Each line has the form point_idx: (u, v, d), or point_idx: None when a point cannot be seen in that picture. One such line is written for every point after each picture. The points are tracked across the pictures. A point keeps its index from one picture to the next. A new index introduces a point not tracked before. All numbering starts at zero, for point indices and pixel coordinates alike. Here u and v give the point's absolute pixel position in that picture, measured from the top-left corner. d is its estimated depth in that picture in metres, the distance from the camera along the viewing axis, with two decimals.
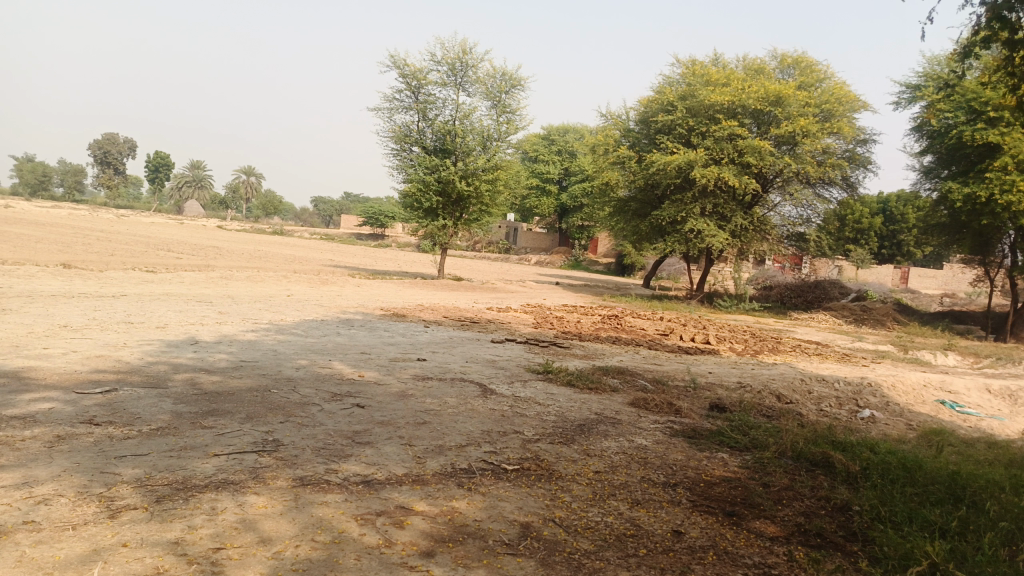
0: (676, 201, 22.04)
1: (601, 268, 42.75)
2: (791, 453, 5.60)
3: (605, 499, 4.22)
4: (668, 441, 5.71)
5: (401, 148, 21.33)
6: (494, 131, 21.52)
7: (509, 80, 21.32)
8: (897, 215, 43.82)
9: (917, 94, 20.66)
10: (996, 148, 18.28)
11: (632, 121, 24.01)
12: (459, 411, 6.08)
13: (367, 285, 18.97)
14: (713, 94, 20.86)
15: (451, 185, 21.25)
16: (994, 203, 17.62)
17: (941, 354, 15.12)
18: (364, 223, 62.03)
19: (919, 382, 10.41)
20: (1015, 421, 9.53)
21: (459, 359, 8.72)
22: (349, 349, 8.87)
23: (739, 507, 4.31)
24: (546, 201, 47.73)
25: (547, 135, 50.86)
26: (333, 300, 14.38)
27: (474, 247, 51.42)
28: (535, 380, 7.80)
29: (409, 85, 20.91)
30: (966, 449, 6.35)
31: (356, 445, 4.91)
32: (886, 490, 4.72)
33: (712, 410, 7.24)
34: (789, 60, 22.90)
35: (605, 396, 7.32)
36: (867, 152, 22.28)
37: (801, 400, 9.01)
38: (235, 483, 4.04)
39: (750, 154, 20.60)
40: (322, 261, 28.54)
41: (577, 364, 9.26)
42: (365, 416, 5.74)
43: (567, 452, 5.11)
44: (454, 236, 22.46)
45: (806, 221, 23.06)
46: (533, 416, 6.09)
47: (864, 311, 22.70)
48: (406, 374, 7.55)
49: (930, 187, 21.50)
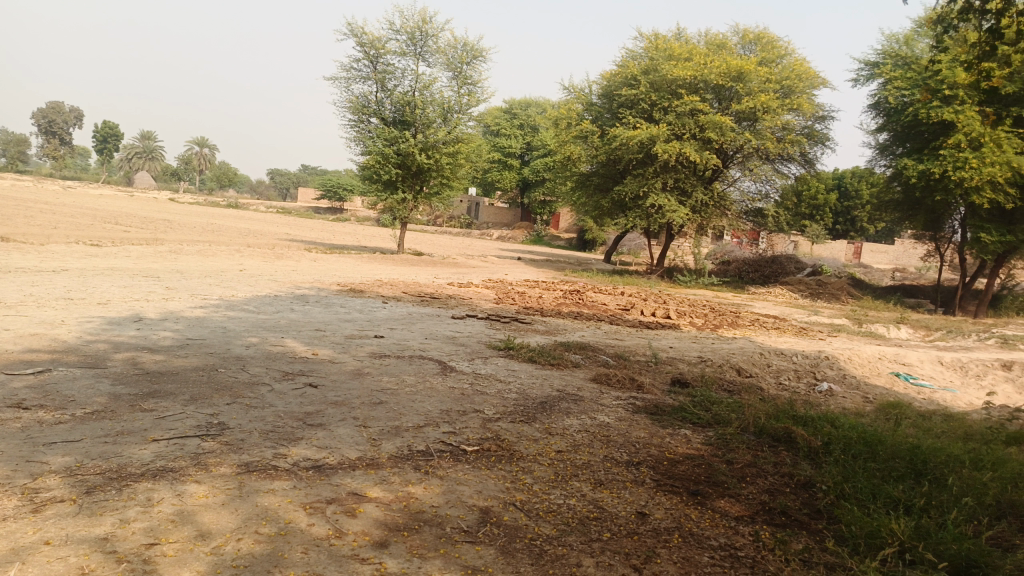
0: (639, 176, 21.98)
1: (563, 244, 42.72)
2: (753, 429, 5.54)
3: (567, 480, 4.07)
4: (630, 418, 5.60)
5: (359, 119, 20.76)
6: (455, 103, 21.09)
7: (470, 51, 20.86)
8: (851, 191, 44.67)
9: (875, 71, 20.84)
10: (949, 126, 18.60)
11: (594, 95, 23.78)
12: (417, 389, 5.88)
13: (324, 259, 18.53)
14: (675, 69, 20.74)
15: (411, 157, 20.81)
16: (948, 179, 17.93)
17: (894, 327, 15.42)
18: (322, 196, 60.81)
19: (874, 355, 10.55)
20: (967, 393, 9.73)
21: (418, 336, 8.49)
22: (303, 326, 8.57)
23: (704, 485, 4.21)
24: (508, 175, 47.35)
25: (509, 109, 50.32)
26: (288, 275, 13.96)
27: (435, 221, 50.88)
28: (495, 357, 7.63)
29: (367, 54, 20.30)
30: (924, 422, 6.39)
31: (307, 428, 4.68)
32: (849, 465, 4.68)
33: (674, 385, 7.18)
34: (751, 35, 22.86)
35: (567, 372, 7.20)
36: (825, 128, 22.47)
37: (761, 373, 9.04)
38: (174, 470, 3.78)
39: (712, 130, 20.59)
40: (278, 235, 27.83)
41: (538, 340, 9.12)
42: (317, 396, 5.50)
43: (528, 432, 4.95)
44: (414, 210, 22.05)
45: (765, 196, 23.23)
46: (494, 394, 5.92)
47: (820, 285, 23.09)
48: (362, 351, 7.31)
49: (885, 163, 21.82)
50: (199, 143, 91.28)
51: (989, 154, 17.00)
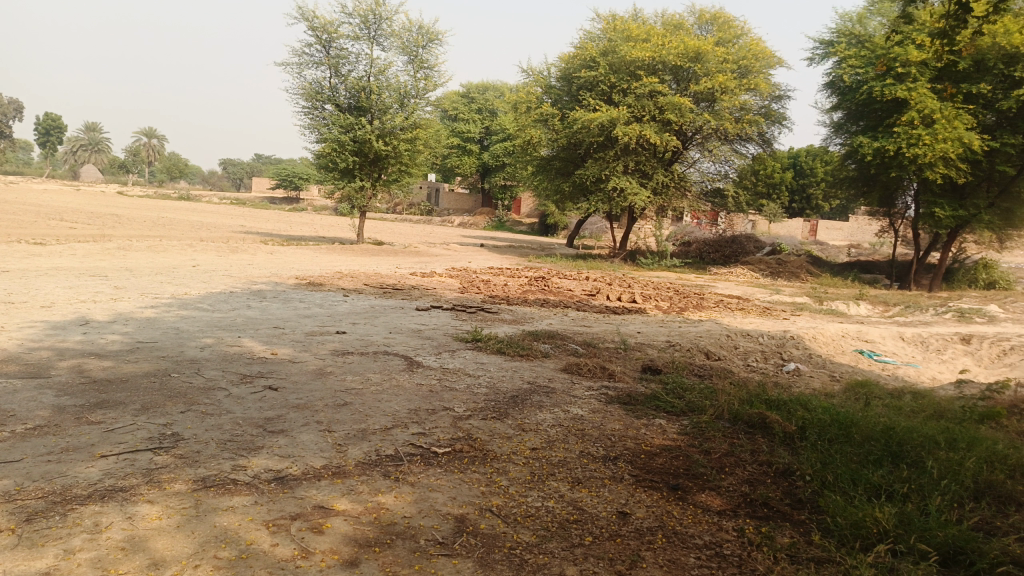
0: (599, 159, 21.88)
1: (525, 229, 42.55)
2: (728, 416, 5.45)
3: (544, 480, 3.92)
4: (604, 409, 5.47)
5: (312, 106, 20.20)
6: (412, 87, 20.66)
7: (425, 34, 20.43)
8: (806, 170, 45.37)
9: (830, 50, 21.03)
10: (902, 103, 18.88)
11: (553, 77, 23.57)
12: (383, 388, 5.66)
13: (281, 252, 18.03)
14: (633, 50, 20.64)
15: (368, 144, 20.34)
16: (902, 156, 18.21)
17: (853, 304, 15.66)
18: (277, 186, 59.52)
19: (837, 333, 10.66)
20: (928, 368, 9.88)
21: (382, 330, 8.25)
22: (261, 324, 8.24)
23: (683, 478, 4.10)
24: (467, 160, 46.91)
25: (466, 93, 49.77)
26: (244, 269, 13.51)
27: (395, 209, 50.19)
28: (463, 349, 7.44)
29: (319, 38, 19.73)
30: (893, 401, 6.41)
31: (268, 435, 4.44)
32: (827, 450, 4.63)
33: (645, 372, 7.08)
34: (707, 15, 22.85)
35: (537, 363, 7.05)
36: (782, 108, 22.63)
37: (728, 356, 9.05)
38: (124, 490, 3.52)
39: (671, 111, 20.58)
40: (233, 227, 27.08)
41: (506, 330, 8.96)
42: (278, 399, 5.24)
43: (501, 429, 4.78)
44: (373, 198, 21.61)
45: (724, 177, 23.38)
46: (463, 390, 5.73)
47: (780, 264, 23.38)
48: (324, 349, 7.04)
49: (839, 142, 22.12)
50: (147, 134, 88.45)
51: (941, 129, 17.24)
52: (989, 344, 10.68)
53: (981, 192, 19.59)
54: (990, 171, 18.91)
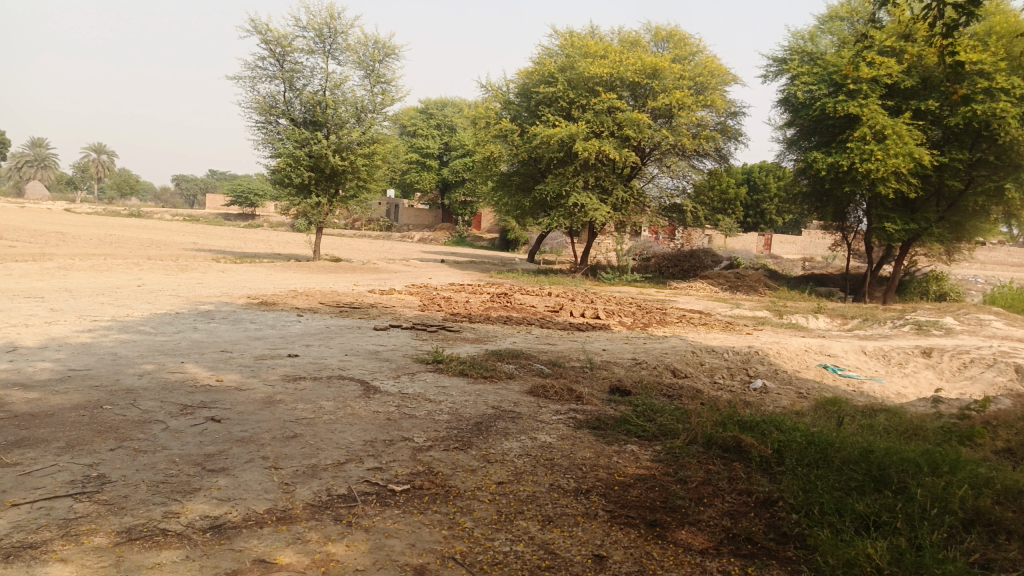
0: (560, 175, 21.77)
1: (486, 245, 42.31)
2: (702, 440, 5.20)
3: (512, 520, 3.59)
4: (573, 435, 5.17)
5: (266, 120, 19.65)
6: (369, 102, 20.28)
7: (382, 48, 20.13)
8: (760, 185, 46.34)
9: (783, 67, 21.29)
10: (854, 119, 19.21)
11: (512, 93, 23.47)
12: (336, 418, 5.27)
13: (233, 270, 17.38)
14: (591, 66, 20.68)
15: (324, 160, 19.88)
16: (855, 171, 18.48)
17: (813, 317, 15.76)
18: (232, 203, 58.23)
19: (801, 348, 10.62)
20: (892, 382, 9.85)
21: (337, 353, 7.83)
22: (207, 347, 7.74)
23: (660, 513, 3.83)
24: (427, 176, 46.58)
25: (424, 109, 49.53)
26: (192, 289, 12.90)
27: (353, 224, 49.46)
28: (423, 372, 7.06)
29: (272, 52, 19.26)
30: (866, 420, 6.27)
31: (206, 475, 4.03)
32: (807, 476, 4.41)
33: (614, 393, 6.81)
34: (663, 33, 23.01)
35: (501, 385, 6.73)
36: (737, 124, 22.86)
37: (695, 373, 8.87)
38: (34, 547, 3.08)
39: (629, 127, 20.62)
40: (183, 245, 26.25)
41: (468, 350, 8.62)
42: (221, 433, 4.81)
43: (464, 461, 4.45)
44: (330, 215, 21.08)
45: (682, 192, 23.53)
46: (424, 418, 5.37)
47: (738, 278, 23.53)
48: (274, 374, 6.59)
49: (793, 157, 22.45)
50: (97, 150, 86.03)
51: (892, 145, 17.56)
52: (949, 357, 10.74)
53: (930, 207, 20.03)
54: (939, 186, 19.34)
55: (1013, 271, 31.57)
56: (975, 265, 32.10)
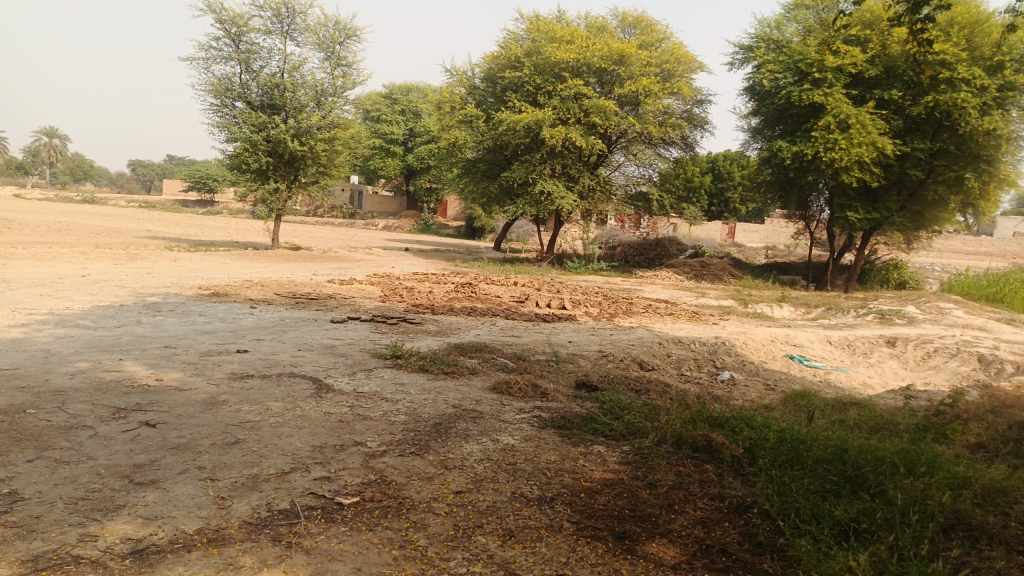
0: (526, 162, 21.46)
1: (451, 233, 41.85)
2: (671, 439, 4.97)
3: (469, 535, 3.29)
4: (538, 436, 4.89)
5: (221, 103, 18.90)
6: (329, 85, 19.69)
7: (343, 29, 19.50)
8: (724, 174, 46.71)
9: (749, 55, 21.23)
10: (818, 108, 19.23)
11: (477, 78, 23.00)
12: (284, 420, 4.91)
13: (186, 259, 16.71)
14: (558, 51, 20.35)
15: (283, 145, 19.23)
16: (819, 160, 18.53)
17: (777, 306, 15.78)
18: (189, 189, 56.66)
19: (767, 338, 10.52)
20: (857, 373, 9.79)
21: (290, 348, 7.43)
22: (149, 343, 7.27)
23: (629, 523, 3.57)
24: (391, 162, 45.82)
25: (388, 94, 48.63)
26: (140, 279, 12.29)
27: (316, 211, 48.47)
28: (381, 368, 6.71)
29: (228, 32, 18.52)
30: (837, 414, 6.12)
31: (133, 490, 3.66)
32: (781, 478, 4.20)
33: (580, 389, 6.57)
34: (630, 19, 22.76)
35: (463, 382, 6.42)
36: (703, 112, 22.74)
37: (662, 365, 8.69)
38: None
39: (595, 114, 20.38)
40: (137, 232, 25.32)
41: (430, 343, 8.30)
42: (155, 440, 4.42)
43: (420, 467, 4.14)
44: (289, 201, 20.43)
45: (648, 180, 23.41)
46: (378, 419, 5.04)
47: (703, 267, 23.53)
48: (220, 372, 6.18)
49: (757, 146, 22.47)
50: (48, 134, 82.90)
51: (856, 134, 17.61)
52: (913, 346, 10.75)
53: (892, 196, 20.23)
54: (900, 176, 19.51)
55: (968, 259, 32.25)
56: (932, 254, 32.74)
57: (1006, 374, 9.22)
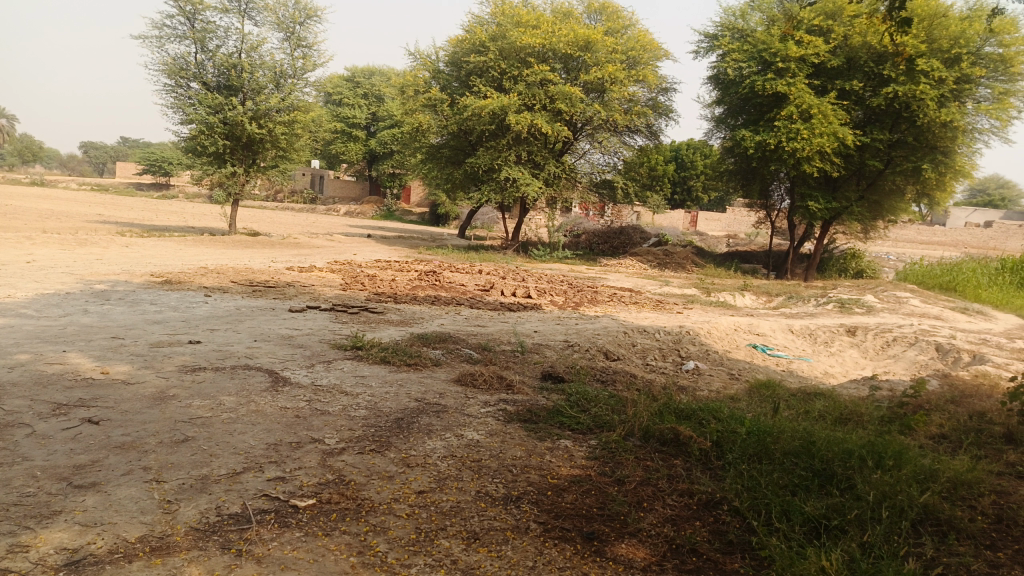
0: (491, 148, 21.21)
1: (415, 219, 41.39)
2: (639, 433, 4.88)
3: (432, 539, 3.15)
4: (503, 431, 4.75)
5: (175, 83, 18.22)
6: (289, 67, 19.16)
7: (303, 9, 18.96)
8: (687, 163, 47.08)
9: (714, 44, 21.28)
10: (781, 98, 19.38)
11: (441, 62, 22.61)
12: (237, 416, 4.69)
13: (138, 244, 16.12)
14: (523, 36, 20.11)
15: (240, 127, 18.66)
16: (782, 149, 18.69)
17: (739, 294, 15.90)
18: (143, 172, 54.93)
19: (730, 327, 10.55)
20: (819, 362, 9.88)
21: (246, 338, 7.15)
22: (95, 333, 6.92)
23: (598, 522, 3.46)
24: (353, 147, 45.02)
25: (351, 77, 47.76)
26: (89, 266, 11.78)
27: (276, 196, 47.46)
28: (340, 360, 6.49)
29: (182, 9, 17.83)
30: (802, 405, 6.12)
31: (71, 494, 3.42)
32: (750, 472, 4.14)
33: (546, 380, 6.45)
34: (595, 5, 22.58)
35: (426, 374, 6.24)
36: (668, 100, 22.76)
37: (627, 355, 8.63)
38: None
39: (561, 101, 20.23)
40: (87, 216, 24.38)
41: (392, 333, 8.10)
42: (97, 438, 4.16)
43: (380, 466, 3.97)
44: (247, 185, 19.87)
45: (613, 168, 23.39)
46: (337, 415, 4.85)
47: (666, 255, 23.65)
48: (170, 365, 5.89)
49: (721, 135, 22.59)
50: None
51: (818, 124, 17.79)
52: (872, 335, 10.91)
53: (851, 186, 20.55)
54: (860, 166, 19.80)
55: (922, 249, 33.08)
56: (888, 243, 33.48)
57: (962, 363, 9.40)
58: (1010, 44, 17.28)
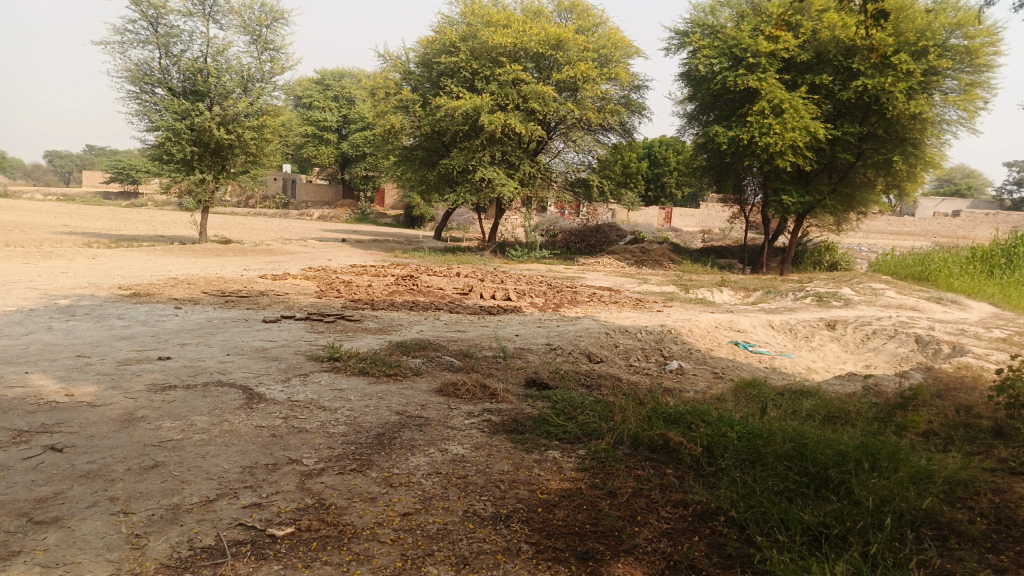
0: (465, 149, 21.07)
1: (389, 222, 41.02)
2: (628, 440, 4.76)
3: (420, 567, 2.99)
4: (489, 443, 4.59)
5: (139, 89, 17.76)
6: (256, 71, 18.80)
7: (269, 12, 18.62)
8: (660, 159, 47.30)
9: (685, 40, 21.29)
10: (752, 93, 19.44)
11: (412, 63, 22.34)
12: (211, 438, 4.48)
13: (105, 255, 15.67)
14: (495, 36, 19.96)
15: (208, 133, 18.26)
16: (755, 144, 18.75)
17: (717, 290, 15.92)
18: (110, 180, 53.76)
19: (712, 325, 10.50)
20: (801, 357, 9.87)
21: (218, 352, 6.91)
22: (59, 352, 6.62)
23: (591, 540, 3.33)
24: (325, 150, 44.50)
25: (320, 80, 47.22)
26: (52, 280, 11.37)
27: (247, 202, 46.74)
28: (317, 373, 6.28)
29: (144, 14, 17.38)
30: (790, 405, 6.05)
31: (30, 531, 3.17)
32: (745, 479, 4.03)
33: (530, 387, 6.31)
34: (566, 3, 22.47)
35: (407, 385, 6.06)
36: (641, 98, 22.74)
37: (610, 356, 8.52)
38: None
39: (534, 100, 20.12)
40: (52, 227, 23.71)
41: (370, 342, 7.91)
42: (60, 467, 3.90)
43: (362, 487, 3.80)
44: (217, 192, 19.45)
45: (587, 167, 23.33)
46: (316, 432, 4.66)
47: (643, 252, 23.63)
48: (139, 384, 5.63)
49: (693, 131, 22.64)
50: None
51: (790, 119, 17.87)
52: (852, 329, 10.94)
53: (823, 179, 20.69)
54: (831, 159, 19.94)
55: (893, 239, 33.55)
56: (859, 235, 33.88)
57: (942, 355, 9.44)
58: (974, 35, 17.49)
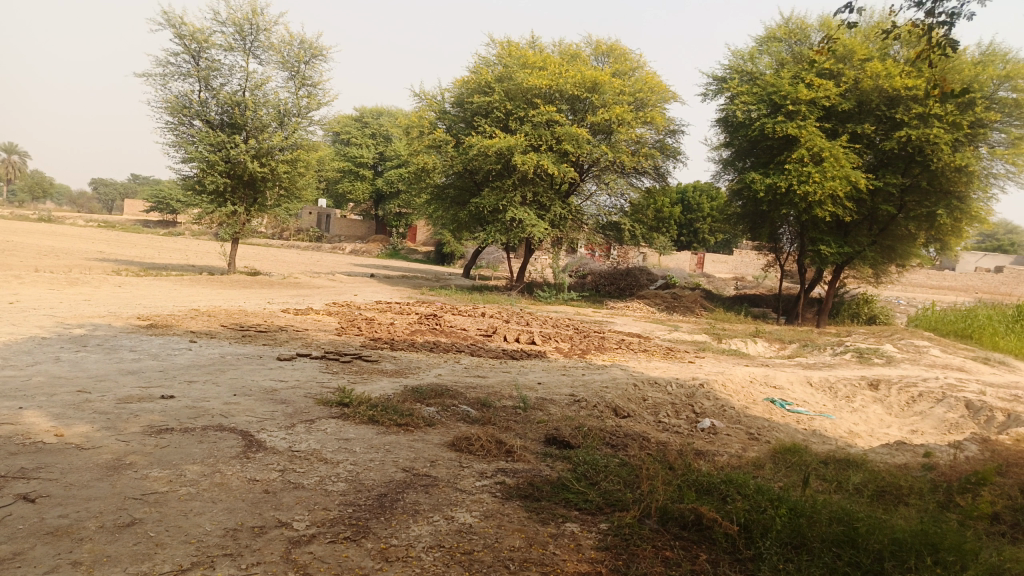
0: (496, 188, 20.95)
1: (420, 259, 41.06)
2: (656, 514, 4.26)
3: None
4: (500, 512, 4.15)
5: (177, 121, 18.02)
6: (293, 105, 18.95)
7: (308, 48, 18.84)
8: (694, 205, 46.95)
9: (722, 86, 21.05)
10: (791, 141, 19.01)
11: (447, 103, 22.41)
12: (199, 491, 4.12)
13: (132, 284, 15.66)
14: (530, 77, 19.94)
15: (243, 166, 18.37)
16: (793, 193, 18.21)
17: (751, 341, 15.29)
18: (153, 208, 54.98)
19: (746, 379, 9.93)
20: (843, 419, 9.21)
21: (225, 392, 6.58)
22: (61, 386, 6.35)
23: None
24: (360, 186, 44.95)
25: (359, 118, 48.00)
26: (74, 307, 11.25)
27: (282, 234, 47.27)
28: (325, 420, 5.90)
29: (187, 47, 17.70)
30: (836, 477, 5.47)
31: None
32: (787, 570, 3.53)
33: (550, 445, 5.86)
34: (603, 46, 22.43)
35: (417, 437, 5.64)
36: (676, 142, 22.41)
37: (638, 411, 8.02)
38: None
39: (567, 142, 19.94)
40: (88, 254, 23.98)
41: (384, 386, 7.52)
42: (27, 521, 3.55)
43: (353, 560, 3.39)
44: (248, 225, 19.47)
45: (619, 210, 23.00)
46: (313, 489, 4.28)
47: (674, 299, 23.06)
48: (135, 425, 5.31)
49: (729, 177, 22.23)
50: (6, 149, 80.05)
51: (829, 168, 17.38)
52: (897, 390, 10.25)
53: (863, 231, 20.05)
54: (871, 210, 19.33)
55: (934, 294, 32.50)
56: (899, 288, 32.92)
57: (996, 424, 8.76)
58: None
